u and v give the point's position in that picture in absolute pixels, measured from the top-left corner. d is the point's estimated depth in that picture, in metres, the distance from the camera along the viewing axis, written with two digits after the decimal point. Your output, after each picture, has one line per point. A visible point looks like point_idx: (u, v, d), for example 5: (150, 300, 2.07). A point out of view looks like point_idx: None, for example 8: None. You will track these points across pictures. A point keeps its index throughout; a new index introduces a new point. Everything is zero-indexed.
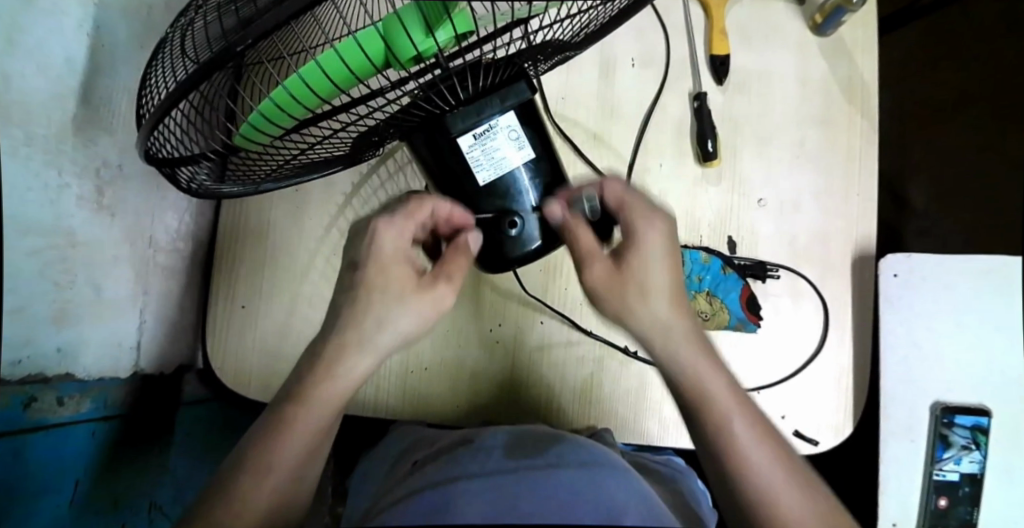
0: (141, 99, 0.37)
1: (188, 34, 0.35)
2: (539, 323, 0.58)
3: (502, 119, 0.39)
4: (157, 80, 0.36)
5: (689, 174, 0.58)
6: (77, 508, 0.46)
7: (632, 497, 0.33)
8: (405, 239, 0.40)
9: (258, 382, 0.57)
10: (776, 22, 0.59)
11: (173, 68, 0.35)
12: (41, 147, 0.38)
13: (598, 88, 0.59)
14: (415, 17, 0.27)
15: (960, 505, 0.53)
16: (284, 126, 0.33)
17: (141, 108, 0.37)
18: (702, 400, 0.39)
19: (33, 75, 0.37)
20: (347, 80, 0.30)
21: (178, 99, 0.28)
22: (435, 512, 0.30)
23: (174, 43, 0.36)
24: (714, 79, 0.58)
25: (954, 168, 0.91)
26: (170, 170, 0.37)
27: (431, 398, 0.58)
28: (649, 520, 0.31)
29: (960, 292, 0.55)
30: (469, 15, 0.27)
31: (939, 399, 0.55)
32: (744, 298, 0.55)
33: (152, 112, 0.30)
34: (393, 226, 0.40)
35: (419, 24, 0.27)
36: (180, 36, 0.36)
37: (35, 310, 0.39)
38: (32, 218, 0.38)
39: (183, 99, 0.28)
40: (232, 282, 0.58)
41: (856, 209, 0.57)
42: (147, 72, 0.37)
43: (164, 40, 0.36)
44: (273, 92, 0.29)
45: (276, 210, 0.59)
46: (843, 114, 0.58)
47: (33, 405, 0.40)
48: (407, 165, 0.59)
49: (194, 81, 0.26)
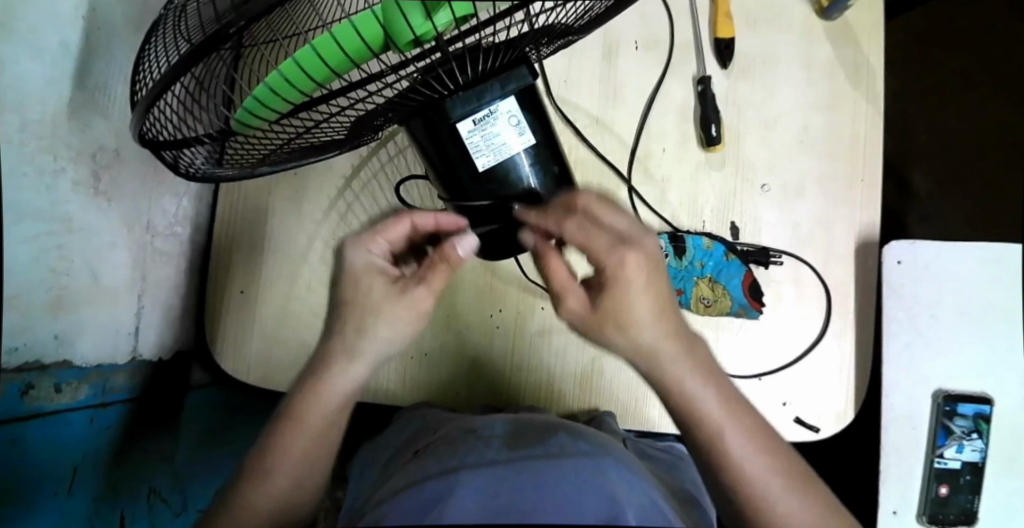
0: (134, 82, 0.36)
1: (182, 16, 0.34)
2: (540, 309, 0.58)
3: (502, 104, 0.38)
4: (151, 62, 0.35)
5: (693, 159, 0.57)
6: (78, 494, 0.46)
7: (632, 489, 0.32)
8: (373, 252, 0.43)
9: (257, 368, 0.57)
10: (782, 4, 0.58)
11: (165, 49, 0.34)
12: (36, 131, 0.38)
13: (600, 72, 0.58)
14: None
15: (961, 493, 0.53)
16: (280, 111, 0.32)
17: (135, 90, 0.36)
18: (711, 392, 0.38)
19: (27, 57, 0.36)
20: (343, 65, 0.29)
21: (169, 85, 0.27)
22: (433, 506, 0.30)
23: (168, 23, 0.35)
24: (718, 62, 0.57)
25: (960, 154, 0.90)
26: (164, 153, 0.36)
27: (431, 383, 0.58)
28: (650, 510, 0.31)
29: (965, 280, 0.55)
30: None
31: (940, 388, 0.54)
32: (747, 284, 0.54)
33: (144, 96, 0.29)
34: (361, 238, 0.43)
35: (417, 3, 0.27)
36: (175, 17, 0.35)
37: (31, 298, 0.39)
38: (28, 204, 0.38)
39: (174, 84, 0.27)
40: (231, 267, 0.57)
41: (861, 195, 0.56)
42: (140, 53, 0.36)
43: (157, 21, 0.35)
44: (267, 77, 0.28)
45: (274, 194, 0.58)
46: (850, 98, 0.57)
47: (30, 392, 0.40)
48: (407, 149, 0.58)
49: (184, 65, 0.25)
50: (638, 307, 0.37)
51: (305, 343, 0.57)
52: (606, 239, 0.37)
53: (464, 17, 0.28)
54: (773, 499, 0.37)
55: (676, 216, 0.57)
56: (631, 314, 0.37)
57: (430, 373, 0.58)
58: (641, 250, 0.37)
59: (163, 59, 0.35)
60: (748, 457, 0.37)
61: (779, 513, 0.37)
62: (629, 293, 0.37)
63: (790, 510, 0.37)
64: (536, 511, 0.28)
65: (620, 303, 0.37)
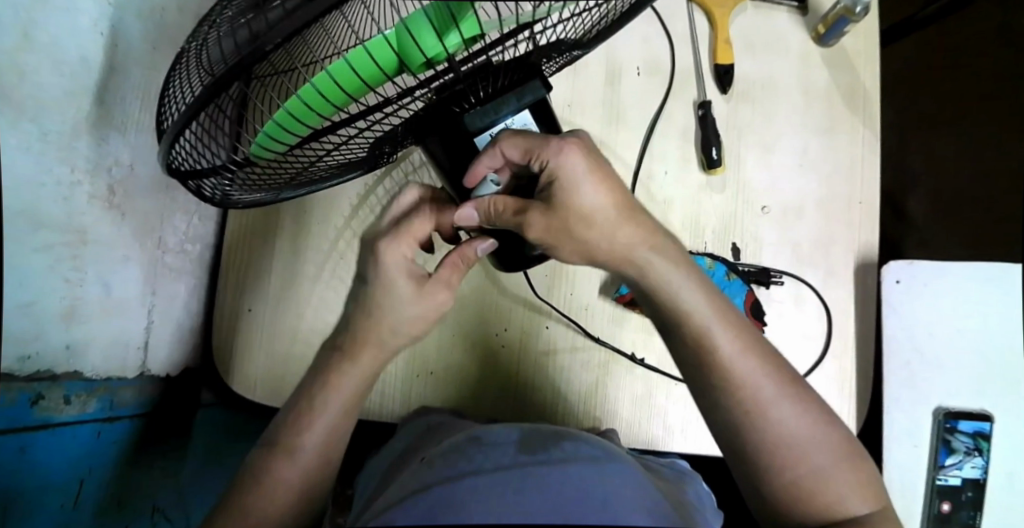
0: (160, 110, 0.36)
1: (203, 45, 0.34)
2: (546, 327, 0.58)
3: (516, 118, 0.40)
4: (177, 90, 0.36)
5: (694, 182, 0.59)
6: (83, 508, 0.45)
7: (631, 491, 0.33)
8: (409, 253, 0.43)
9: (264, 384, 0.57)
10: (779, 33, 0.60)
11: (188, 80, 0.34)
12: (56, 143, 0.39)
13: (603, 95, 0.60)
14: (425, 28, 0.27)
15: (962, 510, 0.54)
16: (312, 125, 0.33)
17: (160, 119, 0.36)
18: (709, 364, 0.40)
19: (47, 71, 0.37)
20: (358, 88, 0.30)
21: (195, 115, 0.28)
22: (437, 506, 0.31)
23: (191, 55, 0.35)
24: (719, 87, 0.59)
25: (952, 179, 0.92)
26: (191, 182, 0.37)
27: (438, 401, 0.58)
28: (648, 512, 0.32)
29: (960, 299, 0.56)
30: (477, 20, 0.28)
31: (940, 404, 0.55)
32: (749, 303, 0.55)
33: (171, 128, 0.30)
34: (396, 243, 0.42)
35: (429, 30, 0.27)
36: (197, 49, 0.35)
37: (44, 306, 0.39)
38: (44, 216, 0.38)
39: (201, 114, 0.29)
40: (239, 285, 0.58)
41: (858, 216, 0.57)
42: (167, 80, 0.36)
43: (181, 51, 0.35)
44: (289, 100, 0.30)
45: (284, 215, 0.59)
46: (845, 122, 0.59)
47: (40, 402, 0.40)
48: (415, 171, 0.60)
49: (211, 92, 0.26)
50: (589, 197, 0.39)
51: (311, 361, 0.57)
52: (540, 138, 0.39)
53: (472, 39, 0.29)
54: (793, 461, 0.38)
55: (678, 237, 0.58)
56: (582, 200, 0.39)
57: (434, 392, 0.58)
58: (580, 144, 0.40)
59: (185, 89, 0.35)
60: (737, 356, 0.40)
61: (773, 422, 0.39)
62: (578, 177, 0.39)
63: (782, 418, 0.39)
64: (545, 513, 0.30)
65: (569, 189, 0.39)
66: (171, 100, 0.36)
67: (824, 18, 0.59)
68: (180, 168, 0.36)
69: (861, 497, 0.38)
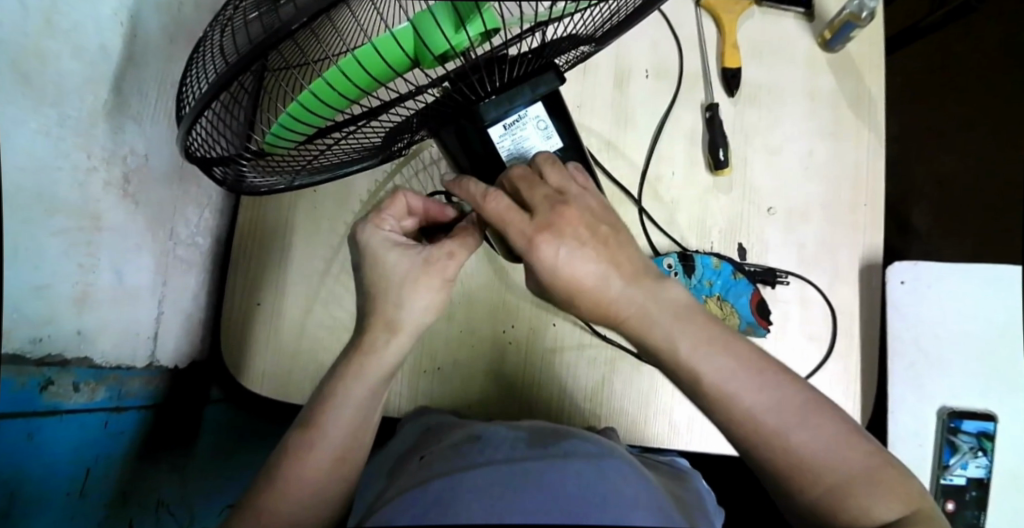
0: (181, 95, 0.37)
1: (226, 29, 0.35)
2: (553, 325, 0.59)
3: (530, 110, 0.40)
4: (198, 74, 0.36)
5: (702, 183, 0.59)
6: (90, 496, 0.45)
7: (642, 490, 0.33)
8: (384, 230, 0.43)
9: (271, 379, 0.57)
10: (786, 38, 0.61)
11: (211, 63, 0.35)
12: (74, 128, 0.39)
13: (613, 97, 0.61)
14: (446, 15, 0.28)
15: (967, 509, 0.55)
16: (333, 111, 0.33)
17: (181, 104, 0.37)
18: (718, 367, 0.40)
19: (68, 57, 0.38)
20: (384, 73, 0.31)
21: (220, 94, 0.28)
22: (445, 508, 0.30)
23: (214, 39, 0.35)
24: (726, 91, 0.60)
25: (954, 189, 0.94)
26: (211, 169, 0.38)
27: (444, 399, 0.58)
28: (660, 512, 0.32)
29: (963, 303, 0.57)
30: (496, 10, 0.28)
31: (945, 405, 0.56)
32: (755, 303, 0.56)
33: (193, 109, 0.31)
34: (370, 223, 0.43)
35: (451, 17, 0.28)
36: (219, 32, 0.35)
37: (57, 290, 0.39)
38: (62, 200, 0.38)
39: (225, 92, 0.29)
40: (249, 279, 0.58)
41: (863, 220, 0.58)
42: (188, 64, 0.37)
43: (203, 36, 0.36)
44: (314, 83, 0.30)
45: (294, 211, 0.59)
46: (851, 126, 0.60)
47: (49, 388, 0.40)
48: (425, 168, 0.60)
49: (237, 72, 0.27)
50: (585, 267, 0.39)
51: (319, 362, 0.57)
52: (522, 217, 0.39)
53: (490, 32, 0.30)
54: (811, 450, 0.38)
55: (685, 237, 0.59)
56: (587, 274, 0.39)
57: (440, 390, 0.58)
58: (560, 226, 0.39)
59: (205, 76, 0.35)
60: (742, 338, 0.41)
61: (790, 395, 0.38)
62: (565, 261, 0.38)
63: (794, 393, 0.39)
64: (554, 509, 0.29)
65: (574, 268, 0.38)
66: (191, 84, 0.36)
67: (831, 24, 0.60)
68: (200, 155, 0.36)
69: (894, 499, 0.37)
